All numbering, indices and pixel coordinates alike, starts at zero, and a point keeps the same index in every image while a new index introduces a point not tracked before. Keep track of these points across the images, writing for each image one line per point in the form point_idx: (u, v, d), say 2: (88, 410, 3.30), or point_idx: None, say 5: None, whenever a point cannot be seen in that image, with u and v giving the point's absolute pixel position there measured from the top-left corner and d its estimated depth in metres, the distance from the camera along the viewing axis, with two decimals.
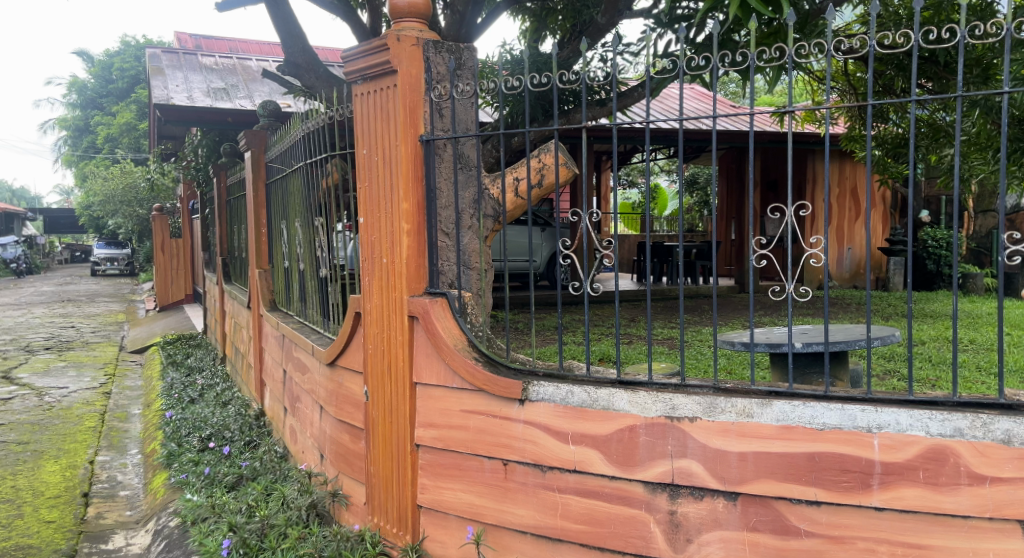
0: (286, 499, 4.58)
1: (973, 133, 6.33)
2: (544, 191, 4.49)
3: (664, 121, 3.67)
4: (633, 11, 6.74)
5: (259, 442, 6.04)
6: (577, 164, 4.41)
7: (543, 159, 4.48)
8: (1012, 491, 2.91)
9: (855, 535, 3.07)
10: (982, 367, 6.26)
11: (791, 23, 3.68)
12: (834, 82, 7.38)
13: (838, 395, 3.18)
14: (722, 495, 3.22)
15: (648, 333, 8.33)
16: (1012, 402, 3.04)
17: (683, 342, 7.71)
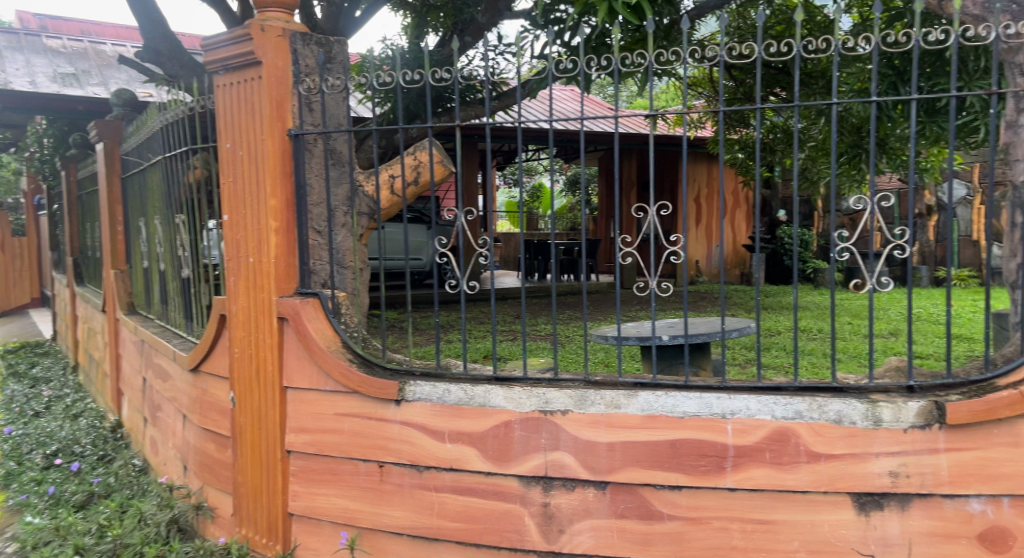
0: (142, 516, 4.38)
1: (819, 139, 6.85)
2: (420, 188, 4.48)
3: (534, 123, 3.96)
4: (515, 11, 6.90)
5: (113, 456, 5.79)
6: (453, 162, 4.43)
7: (419, 157, 4.42)
8: (844, 466, 3.16)
9: (711, 516, 3.25)
10: (826, 354, 6.75)
11: (650, 33, 3.98)
12: (698, 87, 7.76)
13: (697, 384, 3.36)
14: (593, 485, 3.34)
15: (524, 329, 8.50)
16: (842, 384, 3.32)
17: (556, 336, 7.90)
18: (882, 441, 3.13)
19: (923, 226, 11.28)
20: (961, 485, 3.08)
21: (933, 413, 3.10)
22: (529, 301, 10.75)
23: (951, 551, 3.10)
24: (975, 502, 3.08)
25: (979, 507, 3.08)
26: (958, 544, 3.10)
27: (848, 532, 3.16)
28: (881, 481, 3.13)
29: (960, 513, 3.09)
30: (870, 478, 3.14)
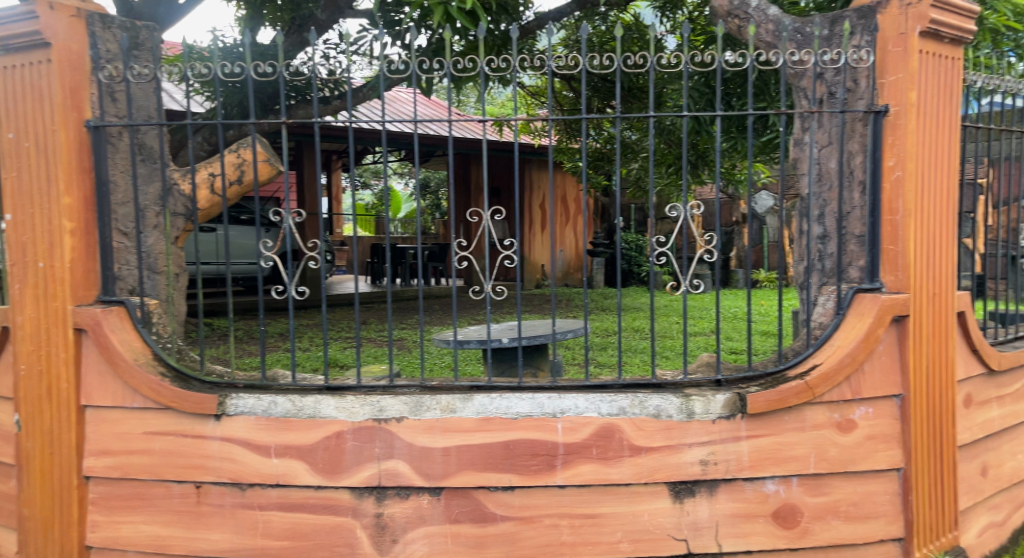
0: None
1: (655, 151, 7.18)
2: (244, 188, 4.13)
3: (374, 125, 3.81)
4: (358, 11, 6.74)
5: None
6: (280, 162, 4.11)
7: (240, 153, 4.09)
8: (661, 457, 3.30)
9: (542, 514, 3.30)
10: (657, 351, 7.01)
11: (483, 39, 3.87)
12: (542, 95, 7.90)
13: (530, 385, 3.41)
14: (427, 492, 3.32)
15: (369, 336, 8.33)
16: (660, 381, 3.46)
17: (399, 342, 7.79)
18: (694, 432, 3.31)
19: (741, 233, 12.07)
20: (759, 469, 3.33)
21: (736, 404, 3.33)
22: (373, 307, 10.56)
23: (751, 530, 3.33)
24: (770, 483, 3.35)
25: (773, 487, 3.35)
26: (756, 523, 3.33)
27: (665, 520, 3.30)
28: (693, 469, 3.31)
29: (758, 494, 3.34)
30: (683, 467, 3.30)
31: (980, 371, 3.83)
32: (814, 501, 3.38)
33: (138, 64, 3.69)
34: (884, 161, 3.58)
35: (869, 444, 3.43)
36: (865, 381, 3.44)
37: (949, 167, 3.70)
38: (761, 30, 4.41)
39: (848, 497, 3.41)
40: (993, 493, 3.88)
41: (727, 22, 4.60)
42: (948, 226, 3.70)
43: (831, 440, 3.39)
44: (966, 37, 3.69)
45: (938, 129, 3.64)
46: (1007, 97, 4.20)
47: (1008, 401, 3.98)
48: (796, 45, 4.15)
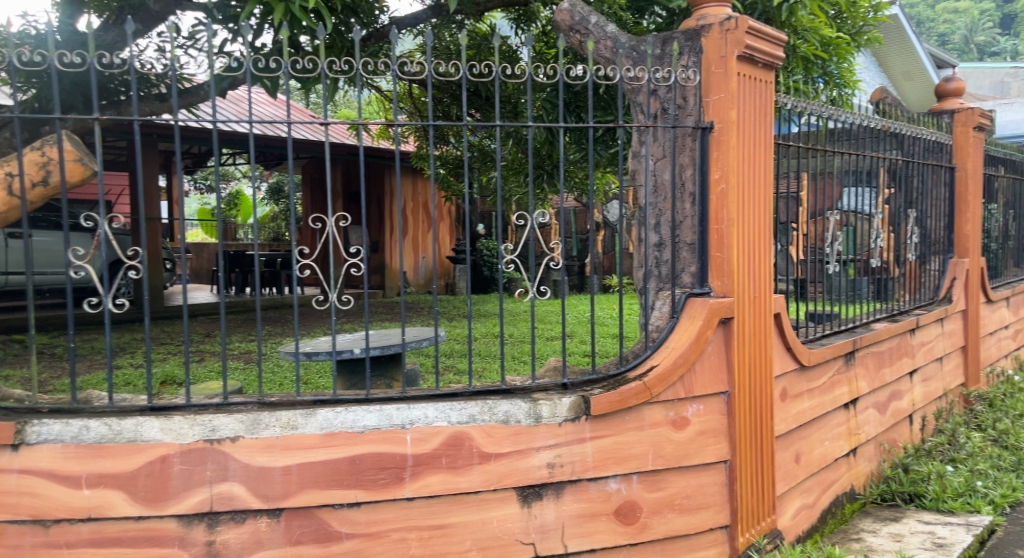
0: None
1: (511, 159, 7.30)
2: (50, 191, 3.61)
3: (206, 124, 3.49)
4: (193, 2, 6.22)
5: None
6: (93, 161, 3.60)
7: (46, 152, 3.57)
8: (510, 463, 3.37)
9: (389, 528, 3.28)
10: (518, 356, 7.15)
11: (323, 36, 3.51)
12: (402, 102, 7.87)
13: (378, 397, 3.39)
14: (265, 514, 3.22)
15: (219, 349, 8.00)
16: (509, 386, 3.54)
17: (259, 355, 7.56)
18: (542, 436, 3.40)
19: (595, 240, 12.52)
20: (603, 468, 3.47)
21: (581, 406, 3.44)
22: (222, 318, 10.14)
23: (594, 529, 3.46)
24: (612, 482, 3.49)
25: (615, 486, 3.50)
26: (600, 522, 3.47)
27: (513, 525, 3.37)
28: (541, 473, 3.40)
29: (601, 493, 3.48)
30: (531, 471, 3.39)
31: (792, 367, 4.13)
32: (652, 496, 3.56)
33: None
34: (710, 175, 3.84)
35: (700, 439, 3.68)
36: (697, 380, 3.66)
37: (766, 182, 4.00)
38: (599, 46, 4.61)
39: (683, 491, 3.62)
40: (806, 477, 4.21)
41: (568, 37, 4.72)
42: (766, 238, 4.00)
43: (667, 436, 3.59)
44: (777, 62, 3.99)
45: (754, 147, 3.93)
46: (819, 119, 4.57)
47: (817, 392, 4.32)
48: (632, 61, 4.38)
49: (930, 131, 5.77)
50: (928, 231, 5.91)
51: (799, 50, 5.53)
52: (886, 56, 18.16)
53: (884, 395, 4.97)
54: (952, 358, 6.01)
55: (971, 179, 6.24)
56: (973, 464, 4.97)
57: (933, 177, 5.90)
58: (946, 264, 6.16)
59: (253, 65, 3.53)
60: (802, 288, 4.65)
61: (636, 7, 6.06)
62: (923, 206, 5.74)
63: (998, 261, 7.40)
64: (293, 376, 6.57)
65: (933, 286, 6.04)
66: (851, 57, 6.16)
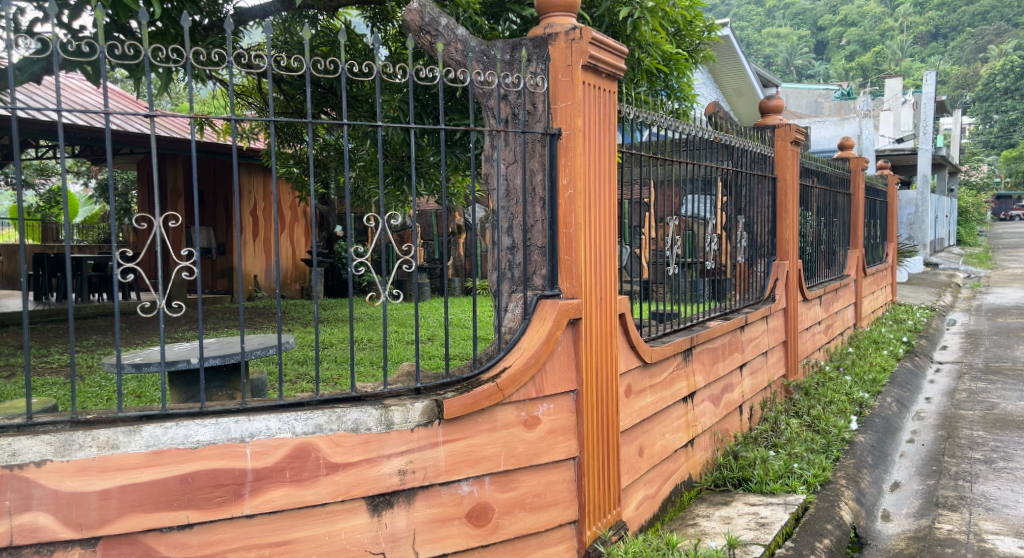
0: None
1: (365, 159, 7.21)
2: None
3: (22, 111, 3.02)
4: None
5: None
6: None
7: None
8: (359, 472, 3.33)
9: (225, 548, 3.14)
10: (373, 361, 7.08)
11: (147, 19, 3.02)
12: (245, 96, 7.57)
13: (211, 410, 3.24)
14: (80, 544, 2.98)
15: (33, 363, 7.38)
16: (357, 394, 3.50)
17: (72, 371, 7.00)
18: (393, 442, 3.39)
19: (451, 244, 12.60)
20: (454, 472, 3.51)
21: (434, 411, 3.46)
22: (41, 327, 9.41)
23: (446, 534, 3.48)
24: (464, 485, 3.54)
25: (468, 489, 3.54)
26: (451, 526, 3.50)
27: (361, 536, 3.32)
28: (391, 480, 3.38)
29: (453, 498, 3.51)
30: (381, 479, 3.37)
31: (635, 364, 4.32)
32: (503, 497, 3.63)
33: None
34: (559, 180, 3.94)
35: (550, 438, 3.79)
36: (547, 380, 3.77)
37: (611, 189, 4.16)
38: (450, 48, 4.61)
39: (533, 490, 3.72)
40: (648, 468, 4.41)
41: (419, 37, 4.73)
42: (611, 241, 4.16)
43: (518, 436, 3.68)
44: (619, 73, 4.14)
45: (599, 153, 4.07)
46: (662, 130, 4.79)
47: (658, 387, 4.54)
48: (483, 66, 4.41)
49: (755, 144, 6.20)
50: (754, 236, 6.32)
51: (643, 63, 5.76)
52: (720, 69, 19.28)
53: (717, 388, 5.29)
54: (776, 352, 6.45)
55: (790, 188, 6.77)
56: (791, 447, 5.36)
57: (757, 187, 6.33)
58: (770, 265, 6.61)
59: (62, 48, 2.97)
60: (648, 288, 4.85)
61: (491, 13, 6.10)
62: (748, 213, 6.17)
63: (814, 262, 8.01)
64: (119, 393, 6.20)
65: (759, 287, 6.43)
66: (689, 72, 6.52)
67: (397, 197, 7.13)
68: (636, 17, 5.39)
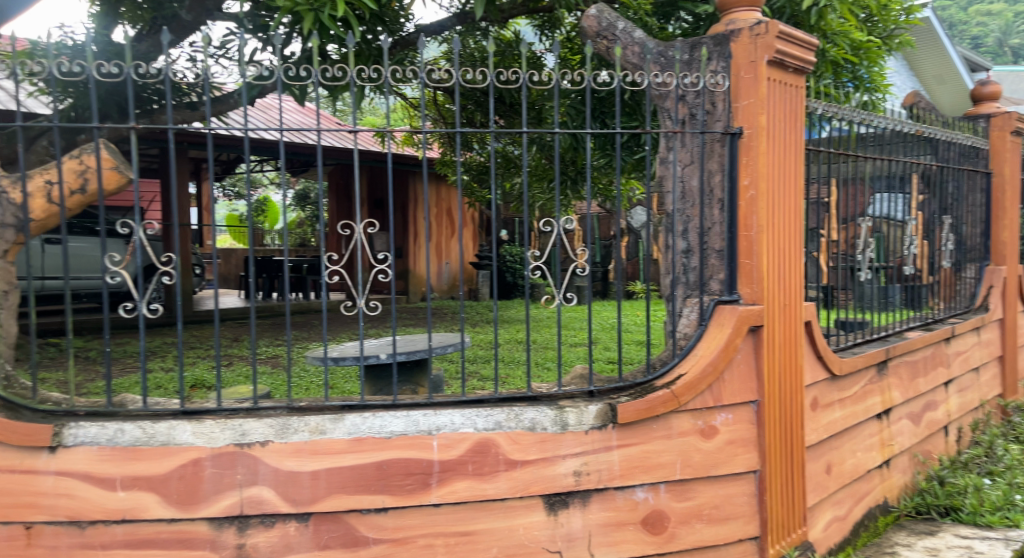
0: None
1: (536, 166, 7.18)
2: (89, 198, 3.65)
3: (260, 128, 3.77)
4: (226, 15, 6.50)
5: None
6: (132, 167, 3.64)
7: (83, 159, 3.60)
8: (536, 470, 3.38)
9: (415, 534, 3.32)
10: (540, 362, 7.09)
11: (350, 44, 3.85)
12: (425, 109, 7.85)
13: (404, 402, 3.44)
14: (294, 519, 3.28)
15: (250, 353, 7.95)
16: (535, 393, 3.54)
17: (287, 358, 7.52)
18: (569, 444, 3.40)
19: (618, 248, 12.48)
20: (629, 477, 3.45)
21: (608, 414, 3.44)
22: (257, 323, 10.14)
23: (621, 538, 3.44)
24: (639, 491, 3.47)
25: (643, 495, 3.47)
26: (626, 531, 3.45)
27: (538, 533, 3.38)
28: (567, 481, 3.40)
29: (628, 502, 3.45)
30: (557, 479, 3.39)
31: (823, 377, 4.07)
32: (680, 506, 3.52)
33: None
34: (740, 181, 3.76)
35: (729, 449, 3.62)
36: (726, 389, 3.61)
37: (796, 184, 3.92)
38: (627, 52, 4.46)
39: (710, 501, 3.58)
40: None
41: (595, 43, 4.65)
42: (796, 244, 3.93)
43: (694, 446, 3.55)
44: (808, 67, 3.92)
45: (785, 152, 3.85)
46: (850, 124, 4.49)
47: (849, 402, 4.25)
48: (660, 67, 4.22)
49: (965, 136, 5.72)
50: (962, 237, 5.85)
51: (828, 55, 5.47)
52: (919, 58, 18.15)
53: (919, 405, 4.89)
54: (988, 367, 5.90)
55: (1008, 185, 6.10)
56: (1011, 476, 4.88)
57: (968, 183, 5.84)
58: (981, 271, 6.11)
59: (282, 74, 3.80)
60: (830, 296, 4.58)
61: (662, 13, 6.00)
62: (957, 212, 5.68)
63: None
64: (320, 381, 6.56)
65: (969, 294, 5.96)
66: (883, 60, 6.09)
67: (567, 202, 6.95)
68: (825, 5, 5.09)
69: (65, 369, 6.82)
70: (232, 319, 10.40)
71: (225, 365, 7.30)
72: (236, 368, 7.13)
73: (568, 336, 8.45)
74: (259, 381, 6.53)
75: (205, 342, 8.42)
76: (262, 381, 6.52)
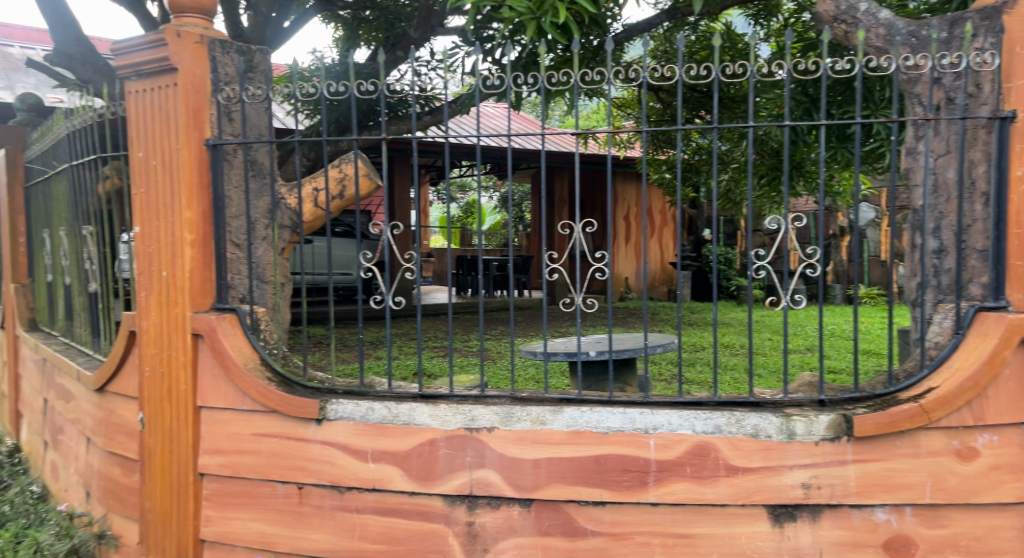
0: (40, 545, 4.18)
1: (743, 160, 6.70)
2: (345, 202, 4.41)
3: (466, 139, 3.85)
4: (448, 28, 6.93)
5: (10, 483, 5.51)
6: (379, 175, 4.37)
7: (343, 169, 4.38)
8: (760, 479, 3.28)
9: (633, 531, 3.33)
10: (748, 368, 6.83)
11: (577, 50, 3.94)
12: (627, 107, 7.75)
13: (621, 399, 3.45)
14: (518, 503, 3.41)
15: (457, 345, 8.32)
16: (759, 399, 3.43)
17: (490, 354, 7.77)
18: (796, 454, 3.26)
19: (837, 246, 11.88)
20: (868, 496, 3.24)
21: (842, 426, 3.25)
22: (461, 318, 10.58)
23: None
24: (880, 511, 3.25)
25: (884, 516, 3.24)
26: (863, 553, 3.25)
27: (763, 544, 3.28)
28: (794, 493, 3.26)
29: (867, 523, 3.25)
30: (783, 490, 3.27)
31: None
32: (931, 534, 3.23)
33: (253, 86, 3.88)
34: (1011, 170, 3.33)
35: (994, 475, 3.22)
36: (990, 408, 3.20)
37: None
38: (871, 35, 4.00)
39: (969, 532, 3.22)
40: None
41: (832, 28, 4.18)
42: None
43: (949, 468, 3.22)
44: None
45: None
46: None
47: None
48: (911, 49, 3.80)
49: None
50: None
51: None
52: None
53: None
54: None
55: None
56: None
57: None
58: None
59: (482, 84, 3.88)
60: None
61: None
62: None
63: None
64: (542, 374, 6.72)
65: None
66: None
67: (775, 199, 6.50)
68: None
69: (324, 354, 7.72)
70: (439, 312, 10.88)
71: (437, 356, 7.69)
72: (446, 358, 7.49)
73: (771, 341, 8.17)
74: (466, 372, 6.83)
75: (417, 333, 8.91)
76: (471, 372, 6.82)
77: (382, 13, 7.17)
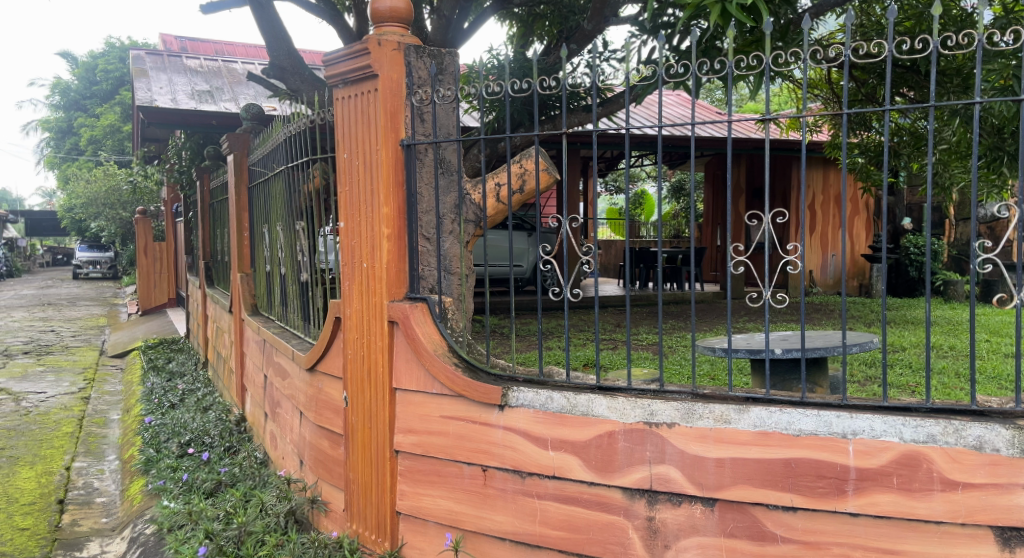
0: (263, 506, 4.58)
1: (953, 141, 6.12)
2: (525, 196, 4.52)
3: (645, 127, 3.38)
4: (622, 17, 6.82)
5: (238, 448, 6.04)
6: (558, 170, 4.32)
7: (523, 164, 4.50)
8: (986, 497, 2.97)
9: (831, 541, 3.12)
10: (959, 374, 6.26)
11: (767, 30, 3.51)
12: (816, 89, 7.32)
13: (815, 401, 3.24)
14: (701, 502, 3.27)
15: (632, 338, 8.21)
16: (983, 408, 3.11)
17: (666, 348, 7.60)
18: None
19: None
20: None
21: None
22: (637, 311, 10.44)
23: None
24: None
25: None
26: None
27: None
28: None
29: None
30: (1015, 512, 2.94)
31: None
32: None
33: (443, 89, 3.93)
34: None
35: None
36: None
37: None
38: None
39: None
40: None
41: None
42: None
43: None
44: None
45: None
46: None
47: None
48: None
49: None
50: None
51: None
52: None
53: None
54: None
55: None
56: None
57: None
58: None
59: (666, 72, 3.54)
60: None
61: None
62: None
63: None
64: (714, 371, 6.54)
65: None
66: None
67: (993, 183, 5.92)
68: None
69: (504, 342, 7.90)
70: (616, 304, 10.78)
71: (611, 348, 7.62)
72: (620, 351, 7.42)
73: (990, 343, 7.41)
74: (640, 366, 6.72)
75: (594, 326, 8.85)
76: (647, 366, 6.70)
77: (557, 8, 7.14)
